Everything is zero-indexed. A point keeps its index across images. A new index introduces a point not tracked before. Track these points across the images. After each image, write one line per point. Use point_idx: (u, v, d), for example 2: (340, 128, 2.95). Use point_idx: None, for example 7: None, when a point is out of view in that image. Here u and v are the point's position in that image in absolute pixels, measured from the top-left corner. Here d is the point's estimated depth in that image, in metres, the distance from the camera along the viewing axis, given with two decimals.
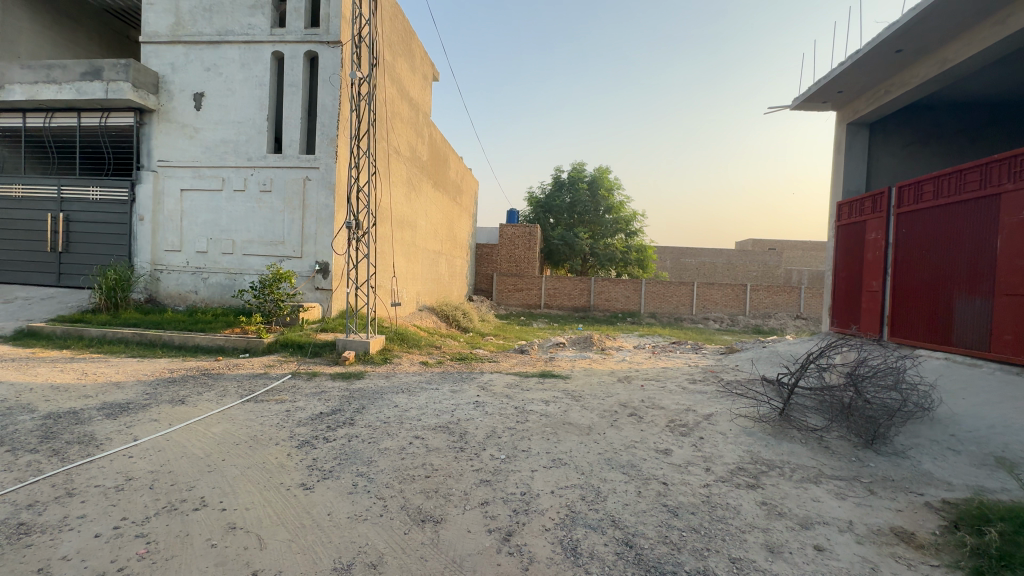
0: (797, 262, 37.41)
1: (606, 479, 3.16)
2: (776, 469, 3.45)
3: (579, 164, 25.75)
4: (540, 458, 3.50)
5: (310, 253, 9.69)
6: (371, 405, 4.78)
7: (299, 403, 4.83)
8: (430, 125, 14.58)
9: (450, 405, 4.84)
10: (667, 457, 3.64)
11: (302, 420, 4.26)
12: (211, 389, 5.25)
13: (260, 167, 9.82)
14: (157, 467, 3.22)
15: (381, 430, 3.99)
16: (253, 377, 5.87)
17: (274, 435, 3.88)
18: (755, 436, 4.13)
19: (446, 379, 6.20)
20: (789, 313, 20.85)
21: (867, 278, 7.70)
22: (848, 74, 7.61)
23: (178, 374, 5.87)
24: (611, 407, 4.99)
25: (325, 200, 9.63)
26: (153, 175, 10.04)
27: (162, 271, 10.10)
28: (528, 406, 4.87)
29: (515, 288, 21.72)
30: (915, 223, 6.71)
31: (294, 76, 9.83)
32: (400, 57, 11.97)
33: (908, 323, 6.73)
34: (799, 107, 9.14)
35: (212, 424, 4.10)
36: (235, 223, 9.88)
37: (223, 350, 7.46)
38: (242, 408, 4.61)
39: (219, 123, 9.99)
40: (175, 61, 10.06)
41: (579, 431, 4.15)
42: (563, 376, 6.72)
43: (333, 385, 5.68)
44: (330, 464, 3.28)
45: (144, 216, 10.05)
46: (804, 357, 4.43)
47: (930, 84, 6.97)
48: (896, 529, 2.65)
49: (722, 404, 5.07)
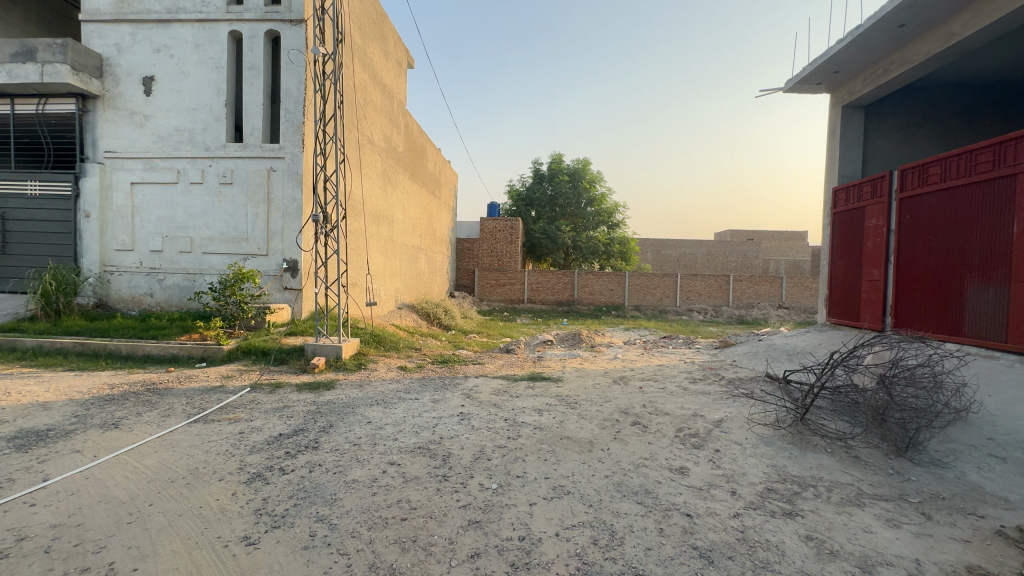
0: (774, 252, 37.78)
1: (620, 513, 2.65)
2: (810, 490, 2.98)
3: (559, 155, 25.28)
4: (538, 486, 2.95)
5: (277, 250, 8.93)
6: (340, 423, 4.17)
7: (256, 422, 4.18)
8: (404, 113, 13.80)
9: (431, 420, 4.26)
10: (684, 478, 3.14)
11: (256, 445, 3.64)
12: (153, 409, 4.55)
13: (219, 158, 9.00)
14: (63, 520, 2.57)
15: (348, 456, 3.40)
16: (207, 392, 5.17)
17: (220, 466, 3.25)
18: (775, 446, 3.68)
19: (427, 387, 5.59)
20: (772, 302, 20.76)
21: (867, 267, 7.39)
22: (846, 52, 7.23)
23: (120, 390, 5.14)
24: (611, 415, 4.47)
25: (292, 192, 8.89)
26: (100, 167, 9.13)
27: (112, 273, 9.21)
28: (519, 418, 4.33)
29: (497, 283, 21.09)
30: (920, 208, 6.39)
31: (255, 59, 9.00)
32: (371, 39, 11.18)
33: (914, 314, 6.42)
34: (792, 90, 8.76)
35: (147, 455, 3.45)
36: (193, 220, 9.05)
37: (177, 359, 6.69)
38: (188, 432, 3.95)
39: (171, 109, 9.12)
40: (121, 42, 9.14)
41: (579, 448, 3.62)
42: (555, 379, 6.19)
43: (298, 398, 5.03)
44: (284, 506, 2.67)
45: (90, 213, 9.14)
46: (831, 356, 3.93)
47: (933, 61, 6.63)
48: (974, 571, 2.20)
49: (731, 408, 4.61)
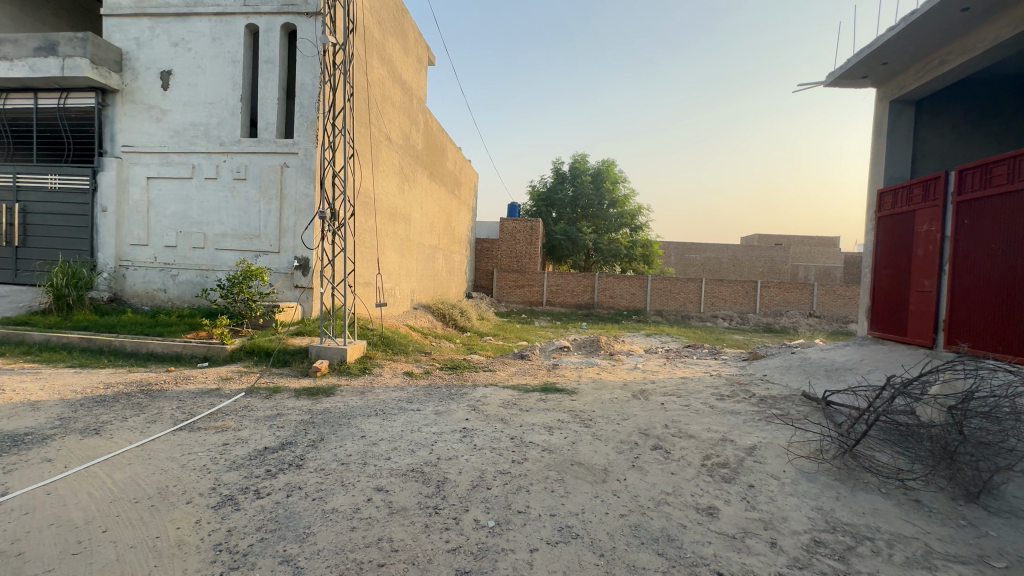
0: (804, 258, 36.30)
1: (636, 568, 2.23)
2: (867, 545, 2.51)
3: (581, 155, 24.73)
4: (542, 526, 2.56)
5: (289, 247, 8.74)
6: (332, 436, 3.84)
7: (244, 433, 3.88)
8: (424, 111, 13.55)
9: (431, 436, 3.89)
10: (713, 522, 2.69)
11: (238, 460, 3.34)
12: (142, 413, 4.32)
13: (234, 153, 8.86)
14: (4, 547, 2.29)
15: (332, 479, 3.05)
16: (201, 395, 4.92)
17: (192, 485, 2.95)
18: (819, 484, 3.20)
19: (432, 396, 5.24)
20: (802, 310, 19.81)
21: (917, 277, 6.74)
22: (898, 41, 6.60)
23: (114, 390, 4.94)
24: (629, 437, 4.03)
25: (305, 188, 8.69)
26: (117, 162, 9.11)
27: (127, 268, 9.19)
28: (527, 437, 3.92)
29: (516, 284, 20.72)
30: (983, 213, 5.74)
31: (270, 52, 8.83)
32: (390, 35, 10.93)
33: (973, 330, 5.79)
34: (833, 84, 8.13)
35: (119, 468, 3.17)
36: (206, 215, 8.94)
37: (179, 358, 6.51)
38: (169, 441, 3.67)
39: (188, 103, 9.03)
40: (140, 36, 9.10)
41: (591, 477, 3.20)
42: (569, 391, 5.74)
43: (294, 406, 4.72)
44: (248, 541, 2.34)
45: (106, 207, 9.11)
46: (890, 381, 3.38)
47: (998, 50, 5.97)
48: None
49: (765, 433, 4.12)
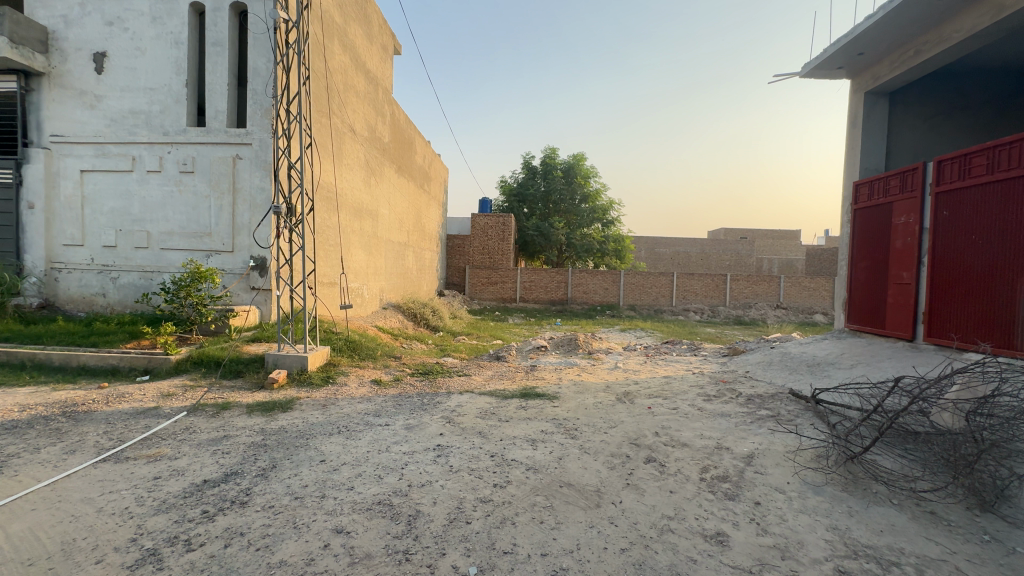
0: (767, 250, 37.19)
1: None
2: (895, 572, 2.25)
3: (551, 150, 24.36)
4: (532, 571, 2.18)
5: (243, 246, 8.04)
6: (285, 463, 3.35)
7: (182, 462, 3.36)
8: (390, 101, 12.90)
9: (400, 457, 3.47)
10: (725, 553, 2.37)
11: (170, 499, 2.82)
12: (61, 441, 3.71)
13: (179, 143, 8.09)
14: None
15: (282, 520, 2.58)
16: (135, 416, 4.32)
17: (107, 536, 2.43)
18: (828, 496, 2.95)
19: (401, 408, 4.77)
20: (770, 303, 20.14)
21: (894, 269, 6.69)
22: (876, 31, 6.49)
23: (29, 414, 4.27)
24: (621, 449, 3.70)
25: (260, 181, 8.01)
26: (45, 153, 8.19)
27: (60, 270, 8.30)
28: (508, 454, 3.54)
29: (489, 281, 20.29)
30: (961, 204, 5.69)
31: (219, 33, 8.08)
32: (352, 20, 10.25)
33: (952, 322, 5.73)
34: (809, 74, 8.03)
35: (17, 516, 2.62)
36: (149, 211, 8.13)
37: (116, 371, 5.81)
38: (87, 477, 3.11)
39: (125, 88, 8.18)
40: (69, 14, 8.18)
41: (584, 501, 2.84)
42: (550, 396, 5.38)
43: (244, 425, 4.19)
44: None
45: (34, 204, 8.20)
46: (912, 386, 3.13)
47: (974, 41, 5.92)
48: None
49: (761, 438, 3.87)
